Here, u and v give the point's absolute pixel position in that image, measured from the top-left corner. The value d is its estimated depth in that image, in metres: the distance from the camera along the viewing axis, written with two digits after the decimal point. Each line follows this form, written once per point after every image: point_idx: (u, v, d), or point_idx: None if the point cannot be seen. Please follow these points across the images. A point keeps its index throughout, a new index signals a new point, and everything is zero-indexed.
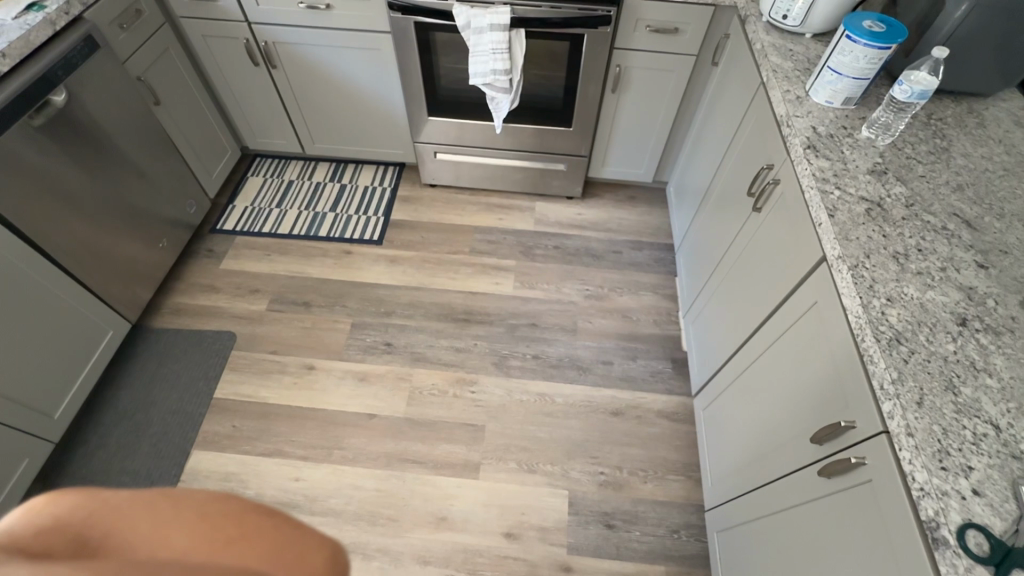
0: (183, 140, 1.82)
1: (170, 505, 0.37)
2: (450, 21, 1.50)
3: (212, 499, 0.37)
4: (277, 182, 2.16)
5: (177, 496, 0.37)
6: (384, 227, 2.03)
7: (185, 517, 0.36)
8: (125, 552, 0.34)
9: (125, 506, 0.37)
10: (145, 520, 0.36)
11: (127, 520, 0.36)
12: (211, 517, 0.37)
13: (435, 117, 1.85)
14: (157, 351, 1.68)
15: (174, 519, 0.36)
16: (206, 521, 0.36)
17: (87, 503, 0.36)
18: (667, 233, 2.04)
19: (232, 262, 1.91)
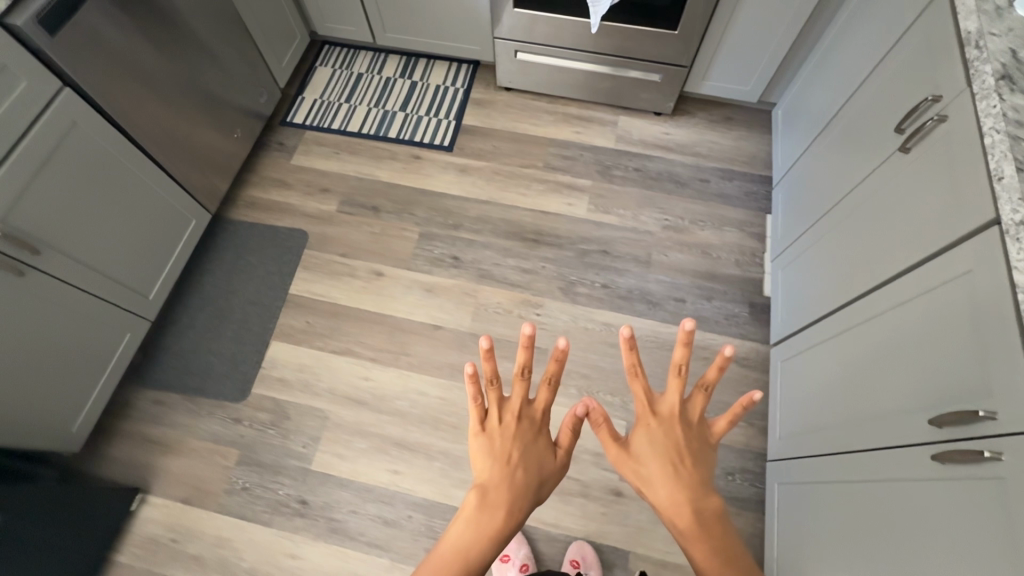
0: (254, 19, 1.71)
1: (506, 465, 0.68)
2: None
3: (516, 461, 0.68)
4: (346, 76, 2.05)
5: (502, 458, 0.68)
6: (455, 133, 1.92)
7: (502, 452, 0.69)
8: (500, 482, 0.66)
9: (499, 461, 0.68)
10: (504, 464, 0.68)
11: (499, 470, 0.67)
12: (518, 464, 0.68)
13: (522, 9, 1.65)
14: (236, 243, 1.73)
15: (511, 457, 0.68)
16: (516, 464, 0.68)
17: (496, 462, 0.68)
18: (764, 163, 1.83)
19: (303, 158, 1.88)
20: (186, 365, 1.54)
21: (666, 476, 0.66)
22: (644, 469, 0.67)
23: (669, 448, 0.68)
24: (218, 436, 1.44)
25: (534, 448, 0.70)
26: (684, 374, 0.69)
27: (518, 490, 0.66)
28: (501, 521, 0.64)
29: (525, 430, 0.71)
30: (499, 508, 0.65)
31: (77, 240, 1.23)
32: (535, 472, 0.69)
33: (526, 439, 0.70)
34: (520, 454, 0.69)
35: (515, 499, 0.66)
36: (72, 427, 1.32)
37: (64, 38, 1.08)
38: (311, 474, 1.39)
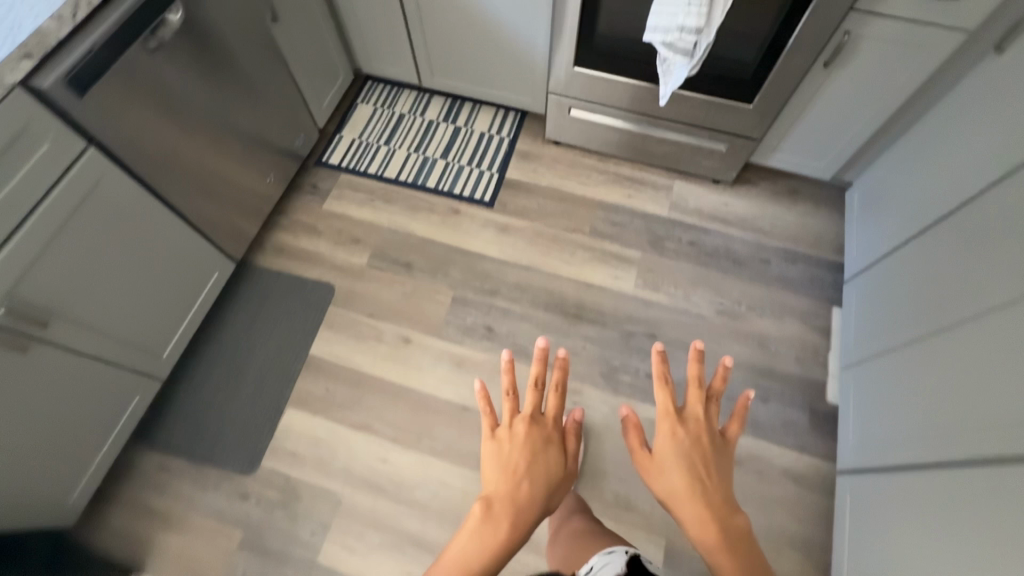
0: (298, 60, 1.62)
1: (512, 479, 0.68)
2: None
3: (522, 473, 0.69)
4: (388, 116, 1.96)
5: (508, 471, 0.69)
6: (497, 187, 1.80)
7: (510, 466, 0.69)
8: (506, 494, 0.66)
9: (506, 475, 0.68)
10: (511, 479, 0.68)
11: (505, 483, 0.68)
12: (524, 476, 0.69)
13: (582, 67, 1.53)
14: (259, 293, 1.64)
15: (517, 472, 0.69)
16: (522, 476, 0.69)
17: (502, 474, 0.69)
18: (831, 246, 1.68)
19: (336, 203, 1.79)
20: (195, 426, 1.44)
21: (685, 480, 0.70)
22: (664, 466, 0.72)
23: (688, 457, 0.73)
24: (222, 513, 1.34)
25: (545, 462, 0.71)
26: (700, 385, 0.79)
27: (525, 500, 0.67)
28: (506, 534, 0.63)
29: (536, 439, 0.74)
30: (505, 521, 0.64)
31: (91, 305, 1.13)
32: (545, 484, 0.69)
33: (538, 450, 0.72)
34: (530, 467, 0.70)
35: (523, 506, 0.66)
36: (69, 498, 1.23)
37: (93, 96, 0.99)
38: (318, 567, 1.27)
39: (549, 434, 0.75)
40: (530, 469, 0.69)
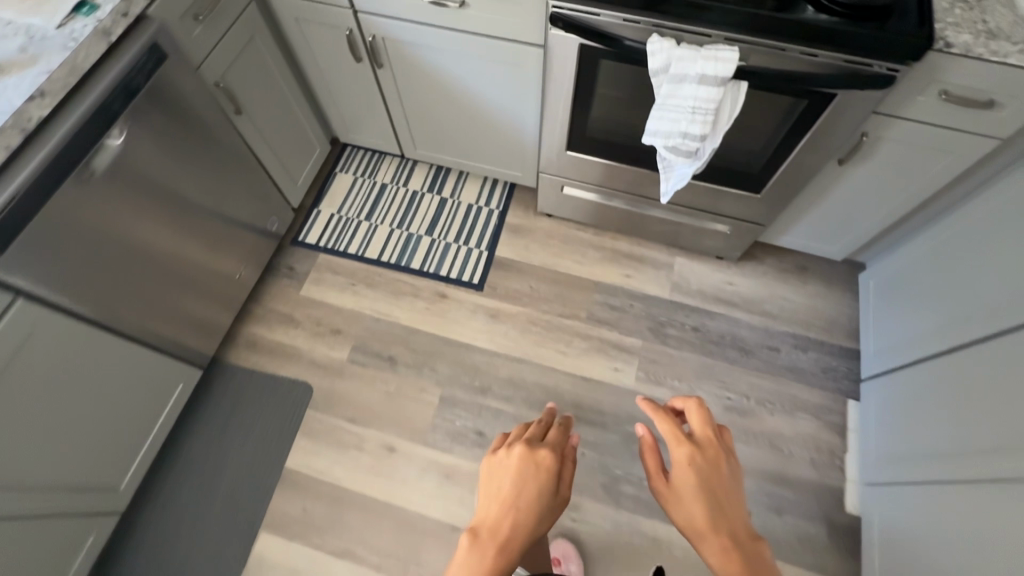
0: (273, 147, 1.50)
1: (502, 503, 0.64)
2: (638, 57, 1.03)
3: (513, 499, 0.64)
4: (369, 186, 1.83)
5: (499, 496, 0.65)
6: (486, 267, 1.69)
7: (501, 492, 0.65)
8: (494, 523, 0.62)
9: (497, 501, 0.64)
10: (501, 505, 0.64)
11: (494, 510, 0.63)
12: (513, 502, 0.64)
13: (574, 151, 1.41)
14: (230, 395, 1.51)
15: (507, 498, 0.64)
16: (511, 504, 0.63)
17: (493, 500, 0.64)
18: (843, 330, 1.57)
19: (314, 288, 1.67)
20: (159, 556, 1.32)
21: (701, 505, 0.63)
22: (682, 493, 0.65)
23: (702, 481, 0.66)
24: None
25: (537, 485, 0.66)
26: (702, 409, 0.74)
27: (512, 531, 0.61)
28: (491, 562, 0.58)
29: (532, 470, 0.67)
30: (493, 546, 0.60)
31: (26, 465, 1.01)
32: (537, 506, 0.64)
33: (530, 471, 0.67)
34: (522, 482, 0.66)
35: (515, 534, 0.61)
36: None
37: (14, 251, 0.87)
38: None
39: (541, 451, 0.69)
40: (522, 493, 0.64)
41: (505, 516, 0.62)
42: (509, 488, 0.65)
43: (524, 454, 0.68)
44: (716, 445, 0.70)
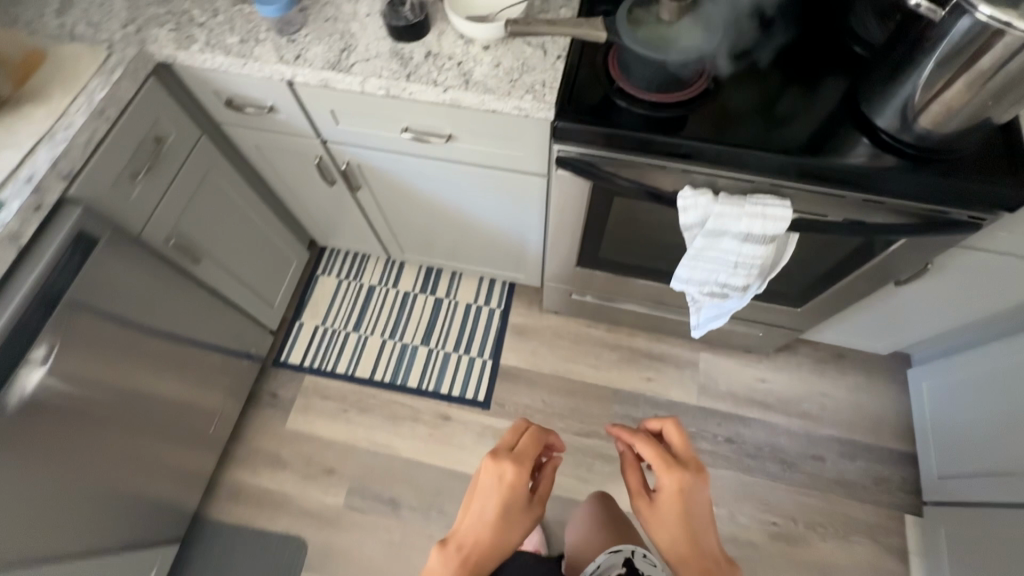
0: (244, 280, 1.32)
1: (474, 513, 0.76)
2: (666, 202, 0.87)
3: (480, 521, 0.74)
4: (356, 290, 1.66)
5: (473, 508, 0.76)
6: (492, 380, 1.52)
7: (475, 505, 0.76)
8: (463, 537, 0.74)
9: (471, 512, 0.76)
10: (473, 521, 0.75)
11: (469, 521, 0.75)
12: (480, 521, 0.75)
13: (586, 267, 1.23)
14: (214, 560, 1.34)
15: (477, 512, 0.75)
16: (479, 521, 0.74)
17: (470, 509, 0.76)
18: (893, 430, 1.42)
19: (301, 418, 1.49)
20: None
21: (677, 529, 0.74)
22: (662, 514, 0.76)
23: (681, 506, 0.76)
24: None
25: (501, 503, 0.76)
26: (679, 449, 0.82)
27: (476, 548, 0.73)
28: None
29: (507, 489, 0.76)
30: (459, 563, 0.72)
31: None
32: (502, 531, 0.75)
33: (501, 483, 0.77)
34: (489, 500, 0.76)
35: (480, 552, 0.73)
36: None
37: None
38: None
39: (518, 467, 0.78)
40: (489, 505, 0.76)
41: (473, 532, 0.74)
42: (481, 504, 0.76)
43: (497, 465, 0.78)
44: (692, 464, 0.79)
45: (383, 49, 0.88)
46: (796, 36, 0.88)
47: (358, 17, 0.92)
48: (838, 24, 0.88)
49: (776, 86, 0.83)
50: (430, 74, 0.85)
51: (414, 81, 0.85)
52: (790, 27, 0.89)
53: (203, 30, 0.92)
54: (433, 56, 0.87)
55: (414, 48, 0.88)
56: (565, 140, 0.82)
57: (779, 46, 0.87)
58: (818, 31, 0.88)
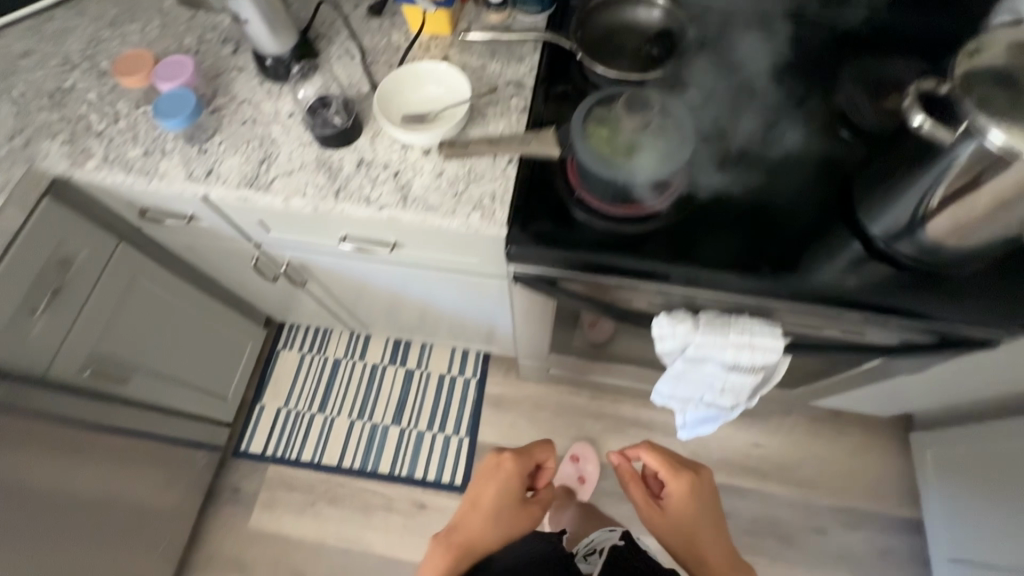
0: (188, 381, 1.20)
1: (474, 509, 0.82)
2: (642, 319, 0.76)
3: (479, 514, 0.81)
4: (320, 365, 1.54)
5: (474, 504, 0.82)
6: (469, 460, 1.41)
7: (475, 501, 0.83)
8: (464, 531, 0.79)
9: (471, 507, 0.82)
10: (473, 515, 0.81)
11: (469, 516, 0.81)
12: (480, 514, 0.81)
13: (563, 355, 1.18)
14: None
15: (478, 507, 0.82)
16: (477, 512, 0.81)
17: (471, 504, 0.83)
18: (897, 494, 1.34)
19: (264, 514, 1.38)
20: None
21: (680, 529, 0.84)
22: (671, 518, 0.86)
23: (687, 517, 0.84)
24: None
25: (499, 497, 0.83)
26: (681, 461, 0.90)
27: (473, 542, 0.78)
28: (452, 565, 0.75)
29: (507, 483, 0.85)
30: (458, 554, 0.76)
31: None
32: (497, 524, 0.81)
33: (499, 473, 0.85)
34: (490, 486, 0.84)
35: (478, 541, 0.79)
36: None
37: None
38: None
39: (516, 463, 0.87)
40: (489, 499, 0.83)
41: (471, 524, 0.80)
42: (481, 501, 0.82)
43: (498, 459, 0.86)
44: (693, 483, 0.86)
45: (308, 158, 0.77)
46: (775, 121, 0.78)
47: (280, 119, 0.81)
48: (820, 105, 0.79)
49: (756, 186, 0.73)
50: (362, 189, 0.74)
51: (344, 198, 0.74)
52: (769, 112, 0.78)
53: (101, 140, 0.80)
54: (365, 164, 0.76)
55: (344, 155, 0.77)
56: (524, 263, 0.72)
57: (757, 135, 0.76)
58: (799, 114, 0.78)
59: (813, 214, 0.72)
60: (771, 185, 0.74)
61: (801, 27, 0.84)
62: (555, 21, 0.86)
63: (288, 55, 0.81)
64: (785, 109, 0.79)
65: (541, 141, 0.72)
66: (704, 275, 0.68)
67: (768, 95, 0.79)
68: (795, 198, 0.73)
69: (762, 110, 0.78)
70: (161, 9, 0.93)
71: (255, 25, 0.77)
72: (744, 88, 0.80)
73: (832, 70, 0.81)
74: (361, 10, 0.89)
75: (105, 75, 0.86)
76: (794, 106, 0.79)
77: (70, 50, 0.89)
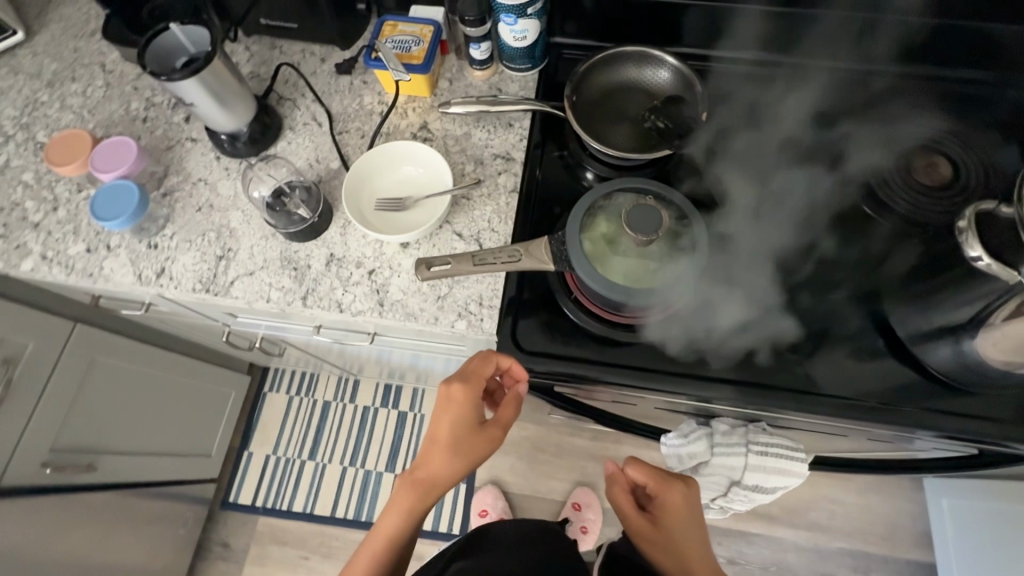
0: (170, 449, 1.13)
1: (430, 449, 0.61)
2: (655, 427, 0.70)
3: (440, 461, 0.59)
4: (309, 409, 1.48)
5: (431, 444, 0.61)
6: (467, 509, 1.37)
7: (432, 436, 0.61)
8: (420, 467, 0.60)
9: (429, 443, 0.61)
10: (430, 451, 0.60)
11: (425, 454, 0.60)
12: (433, 455, 0.60)
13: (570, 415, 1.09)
14: None
15: (434, 446, 0.60)
16: (432, 452, 0.60)
17: (428, 437, 0.61)
18: (909, 537, 1.29)
19: (256, 570, 1.33)
20: None
21: (674, 550, 0.59)
22: (663, 534, 0.61)
23: (685, 523, 0.61)
24: None
25: (455, 427, 0.60)
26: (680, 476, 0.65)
27: (432, 478, 0.59)
28: (413, 500, 0.59)
29: (466, 422, 0.60)
30: (416, 489, 0.59)
31: None
32: (460, 455, 0.59)
33: (450, 411, 0.60)
34: (447, 420, 0.60)
35: (437, 480, 0.59)
36: None
37: None
38: None
39: (467, 392, 0.60)
40: (438, 440, 0.60)
41: (429, 462, 0.60)
42: (441, 438, 0.60)
43: (444, 395, 0.60)
44: (693, 497, 0.63)
45: (272, 253, 0.68)
46: (796, 200, 0.69)
47: (238, 203, 0.71)
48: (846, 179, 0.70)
49: (776, 280, 0.65)
50: (333, 292, 0.66)
51: (314, 305, 0.65)
52: (790, 189, 0.70)
53: (37, 234, 0.71)
54: (336, 262, 0.67)
55: (312, 251, 0.68)
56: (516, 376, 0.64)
57: (776, 218, 0.68)
58: (824, 190, 0.69)
59: (839, 312, 0.65)
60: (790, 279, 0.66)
61: (820, 84, 0.76)
62: (549, 78, 0.78)
63: (246, 129, 0.72)
64: (809, 184, 0.70)
65: (534, 247, 0.57)
66: (714, 391, 0.61)
67: (789, 166, 0.71)
68: (819, 295, 0.65)
69: (781, 185, 0.70)
70: (104, 64, 0.82)
71: (202, 106, 0.66)
72: (763, 158, 0.71)
73: (858, 134, 0.72)
74: (328, 66, 0.80)
75: (42, 149, 0.76)
76: (816, 181, 0.70)
77: (2, 117, 0.79)
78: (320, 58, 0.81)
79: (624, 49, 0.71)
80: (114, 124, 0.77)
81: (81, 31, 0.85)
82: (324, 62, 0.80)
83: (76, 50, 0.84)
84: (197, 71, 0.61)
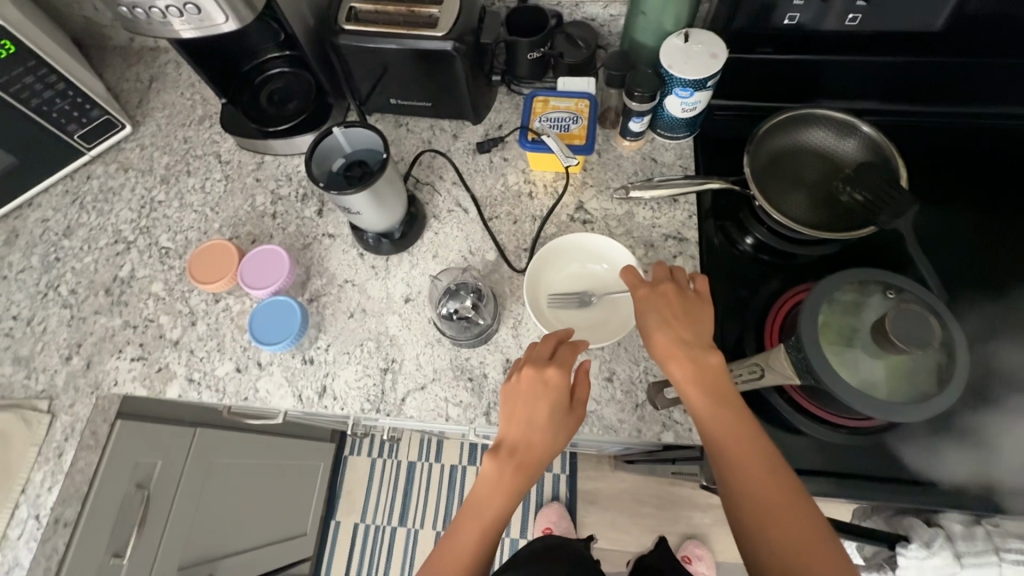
0: (275, 536, 1.08)
1: (512, 420, 0.53)
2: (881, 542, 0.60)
3: (531, 434, 0.52)
4: (393, 472, 1.42)
5: (512, 416, 0.53)
6: None
7: (512, 408, 0.53)
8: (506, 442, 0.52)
9: (507, 411, 0.53)
10: (515, 422, 0.52)
11: (508, 428, 0.53)
12: (518, 429, 0.52)
13: None
14: None
15: (516, 418, 0.52)
16: (517, 424, 0.52)
17: (507, 408, 0.53)
18: None
19: None
20: None
21: (715, 396, 0.51)
22: (685, 371, 0.52)
23: (705, 358, 0.52)
24: None
25: (550, 400, 0.52)
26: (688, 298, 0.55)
27: (530, 453, 0.52)
28: (511, 487, 0.51)
29: (558, 388, 0.53)
30: (511, 471, 0.51)
31: None
32: (553, 428, 0.52)
33: (546, 391, 0.52)
34: (533, 389, 0.53)
35: (542, 464, 0.52)
36: None
37: None
38: None
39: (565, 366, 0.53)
40: (535, 418, 0.52)
41: (520, 437, 0.52)
42: (525, 404, 0.52)
43: (536, 372, 0.53)
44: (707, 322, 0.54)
45: (441, 363, 0.62)
46: (996, 264, 0.66)
47: (393, 305, 0.66)
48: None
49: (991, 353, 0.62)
50: None
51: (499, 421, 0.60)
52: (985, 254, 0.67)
53: (179, 354, 0.65)
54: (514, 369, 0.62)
55: (486, 357, 0.62)
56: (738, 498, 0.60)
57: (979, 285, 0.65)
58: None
59: None
60: (1001, 357, 0.62)
61: (988, 136, 0.72)
62: (703, 145, 0.72)
63: (395, 228, 0.66)
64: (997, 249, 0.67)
65: (774, 359, 0.56)
66: (947, 490, 0.57)
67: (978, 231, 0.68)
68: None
69: (974, 251, 0.67)
70: (219, 154, 0.77)
71: (364, 213, 0.60)
72: (949, 223, 0.68)
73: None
74: (462, 143, 0.75)
75: (168, 255, 0.71)
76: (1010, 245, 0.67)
77: (118, 221, 0.74)
78: (452, 135, 0.75)
79: (828, 113, 0.65)
80: (242, 223, 0.72)
81: (187, 117, 0.80)
82: (456, 138, 0.75)
83: (185, 140, 0.78)
84: (372, 181, 0.56)
